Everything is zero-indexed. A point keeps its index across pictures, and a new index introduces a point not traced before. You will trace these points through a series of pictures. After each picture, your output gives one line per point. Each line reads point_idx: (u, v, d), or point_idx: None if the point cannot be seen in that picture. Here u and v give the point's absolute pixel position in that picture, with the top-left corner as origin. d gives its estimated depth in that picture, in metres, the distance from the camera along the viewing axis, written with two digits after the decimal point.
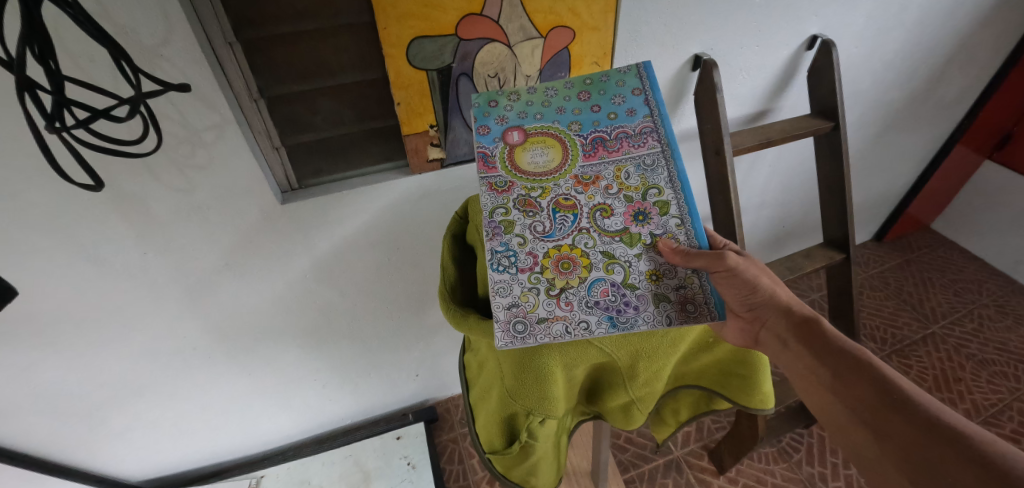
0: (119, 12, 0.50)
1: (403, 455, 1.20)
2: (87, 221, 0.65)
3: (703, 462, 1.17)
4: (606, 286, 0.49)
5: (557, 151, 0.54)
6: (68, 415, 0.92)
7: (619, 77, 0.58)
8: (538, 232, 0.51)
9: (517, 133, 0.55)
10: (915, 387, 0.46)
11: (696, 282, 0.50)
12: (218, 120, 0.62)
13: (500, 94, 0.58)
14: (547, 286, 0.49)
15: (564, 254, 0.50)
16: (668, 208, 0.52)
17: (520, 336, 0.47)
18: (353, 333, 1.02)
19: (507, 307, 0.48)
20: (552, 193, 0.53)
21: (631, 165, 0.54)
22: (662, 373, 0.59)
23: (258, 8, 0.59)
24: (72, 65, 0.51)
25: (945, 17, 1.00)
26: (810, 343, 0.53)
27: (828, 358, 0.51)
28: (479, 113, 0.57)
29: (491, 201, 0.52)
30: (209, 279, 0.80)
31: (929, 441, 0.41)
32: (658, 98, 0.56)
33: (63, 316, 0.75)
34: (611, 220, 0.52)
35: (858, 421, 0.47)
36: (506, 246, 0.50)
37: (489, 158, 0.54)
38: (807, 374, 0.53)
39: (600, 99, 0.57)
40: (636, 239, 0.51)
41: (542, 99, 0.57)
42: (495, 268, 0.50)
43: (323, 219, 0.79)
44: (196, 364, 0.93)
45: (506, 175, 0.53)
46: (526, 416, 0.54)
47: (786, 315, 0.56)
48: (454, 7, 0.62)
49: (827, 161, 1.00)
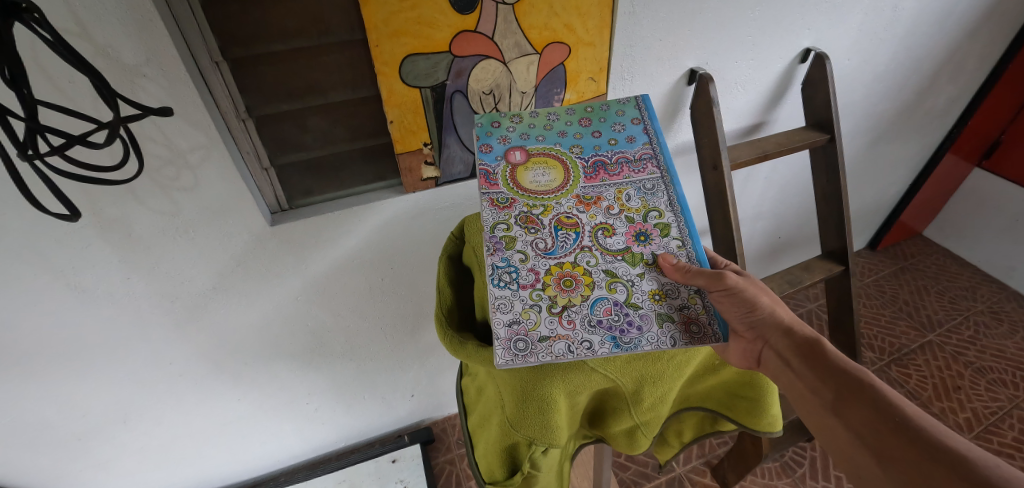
0: (99, 31, 0.48)
1: (399, 479, 1.16)
2: (66, 249, 0.62)
3: (705, 479, 1.15)
4: (608, 305, 0.46)
5: (559, 172, 0.54)
6: (50, 447, 0.88)
7: (619, 107, 0.59)
8: (539, 249, 0.49)
9: (519, 152, 0.55)
10: (920, 410, 0.44)
11: (699, 303, 0.47)
12: (204, 142, 0.60)
13: (502, 115, 0.58)
14: (548, 303, 0.46)
15: (567, 271, 0.48)
16: (669, 230, 0.51)
17: (521, 354, 0.43)
18: (347, 355, 0.99)
19: (507, 324, 0.44)
20: (553, 210, 0.51)
21: (632, 188, 0.53)
22: (667, 398, 0.57)
23: (245, 27, 0.57)
24: (50, 88, 0.49)
25: (933, 29, 1.01)
26: (813, 364, 0.51)
27: (831, 380, 0.49)
28: (482, 133, 0.56)
29: (493, 217, 0.50)
30: (197, 303, 0.77)
31: (935, 467, 0.39)
32: (656, 127, 0.57)
33: (41, 347, 0.72)
34: (613, 239, 0.50)
35: (862, 446, 0.44)
36: (507, 262, 0.48)
37: (491, 175, 0.53)
38: (809, 395, 0.50)
39: (601, 126, 0.57)
40: (638, 259, 0.49)
41: (544, 122, 0.57)
42: (495, 283, 0.46)
43: (315, 240, 0.77)
44: (184, 390, 0.90)
45: (509, 191, 0.52)
46: (528, 446, 0.51)
47: (788, 334, 0.53)
48: (448, 24, 0.61)
49: (823, 172, 1.00)
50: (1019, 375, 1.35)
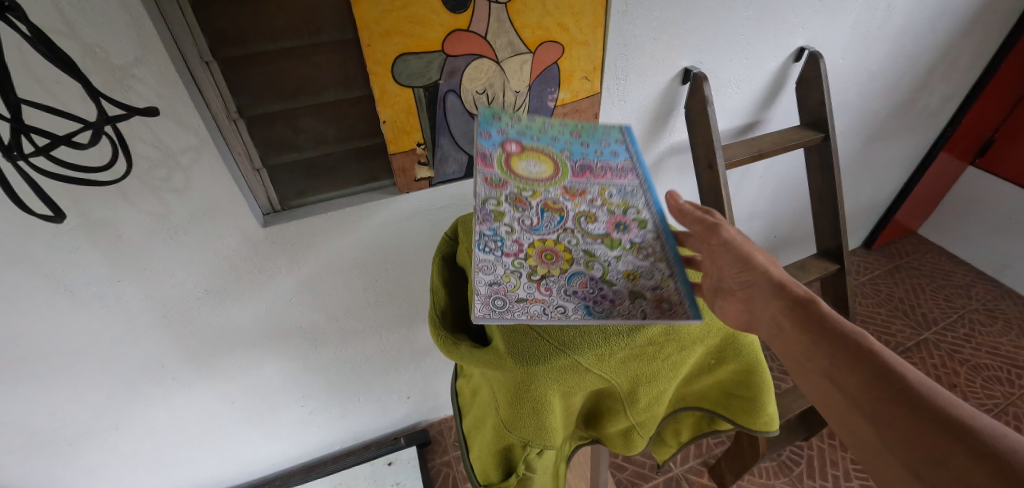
0: (88, 31, 0.47)
1: (395, 481, 1.16)
2: (53, 251, 0.62)
3: (703, 479, 1.14)
4: (584, 278, 0.46)
5: (549, 167, 0.53)
6: (39, 453, 0.86)
7: (606, 131, 0.58)
8: (526, 225, 0.49)
9: (515, 145, 0.54)
10: (922, 375, 0.41)
11: (672, 284, 0.47)
12: (195, 142, 0.59)
13: (505, 112, 0.58)
14: (528, 271, 0.46)
15: (548, 247, 0.48)
16: (646, 225, 0.51)
17: (498, 311, 0.42)
18: (342, 357, 0.99)
19: (488, 283, 0.45)
20: (542, 195, 0.51)
21: (614, 187, 0.53)
22: (662, 397, 0.56)
23: (235, 26, 0.56)
24: (38, 89, 0.48)
25: (925, 28, 1.02)
26: (806, 323, 0.46)
27: (826, 342, 0.45)
28: (483, 121, 0.56)
29: (484, 191, 0.50)
30: (188, 305, 0.76)
31: (939, 436, 0.37)
32: (637, 149, 0.57)
33: (28, 352, 0.71)
34: (594, 225, 0.50)
35: (861, 413, 0.41)
36: (495, 231, 0.48)
37: (486, 156, 0.52)
38: (802, 358, 0.46)
39: (589, 139, 0.57)
40: (615, 244, 0.49)
41: (541, 126, 0.57)
42: (480, 247, 0.47)
43: (309, 242, 0.77)
44: (176, 393, 0.89)
45: (501, 173, 0.51)
46: (524, 448, 0.50)
47: (780, 293, 0.49)
48: (441, 22, 0.61)
49: (818, 170, 1.01)
50: (1014, 372, 1.36)
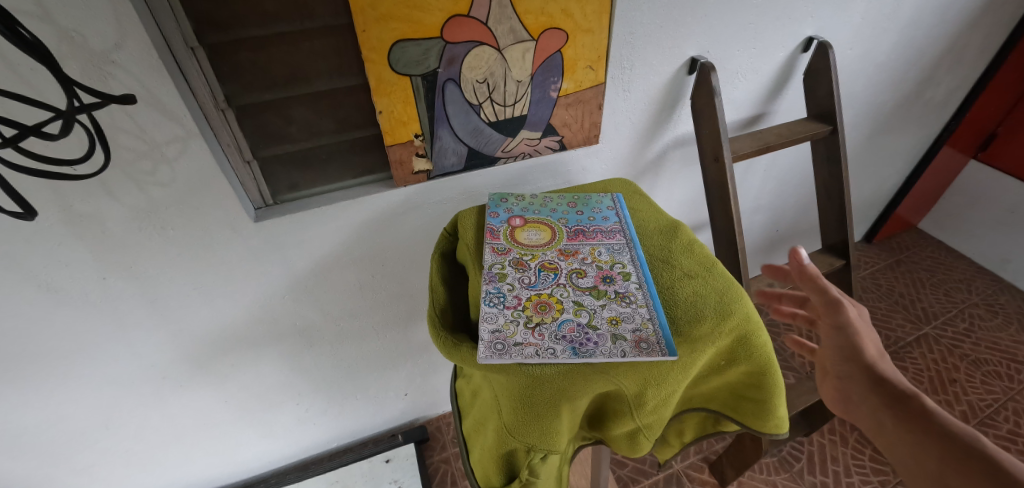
0: (62, 13, 0.44)
1: (393, 479, 1.14)
2: (31, 249, 0.58)
3: (703, 476, 1.14)
4: (572, 325, 0.50)
5: (547, 233, 0.62)
6: (29, 454, 0.84)
7: (598, 199, 0.69)
8: (524, 282, 0.55)
9: (518, 219, 0.65)
10: None
11: (651, 327, 0.50)
12: (181, 133, 0.56)
13: (509, 193, 0.70)
14: (525, 320, 0.51)
15: (543, 299, 0.53)
16: (630, 276, 0.56)
17: (498, 354, 0.47)
18: (336, 354, 0.97)
19: (490, 330, 0.49)
20: (540, 258, 0.59)
21: (602, 246, 0.60)
22: (671, 400, 0.53)
23: (222, 10, 0.53)
24: (10, 75, 0.45)
25: (934, 19, 0.99)
26: (910, 424, 0.42)
27: (933, 446, 0.40)
28: (493, 204, 0.68)
29: (491, 259, 0.58)
30: (176, 302, 0.73)
31: None
32: (626, 213, 0.66)
33: (12, 352, 0.68)
34: (584, 279, 0.56)
35: None
36: (497, 289, 0.54)
37: (494, 231, 0.62)
38: (912, 464, 0.41)
39: (583, 208, 0.68)
40: (602, 294, 0.54)
41: (541, 202, 0.69)
42: (485, 302, 0.52)
43: (303, 236, 0.74)
44: (168, 393, 0.87)
45: (506, 243, 0.60)
46: (527, 453, 0.48)
47: (878, 387, 0.46)
48: (439, 7, 0.58)
49: (825, 162, 0.98)
50: (1013, 367, 1.35)
